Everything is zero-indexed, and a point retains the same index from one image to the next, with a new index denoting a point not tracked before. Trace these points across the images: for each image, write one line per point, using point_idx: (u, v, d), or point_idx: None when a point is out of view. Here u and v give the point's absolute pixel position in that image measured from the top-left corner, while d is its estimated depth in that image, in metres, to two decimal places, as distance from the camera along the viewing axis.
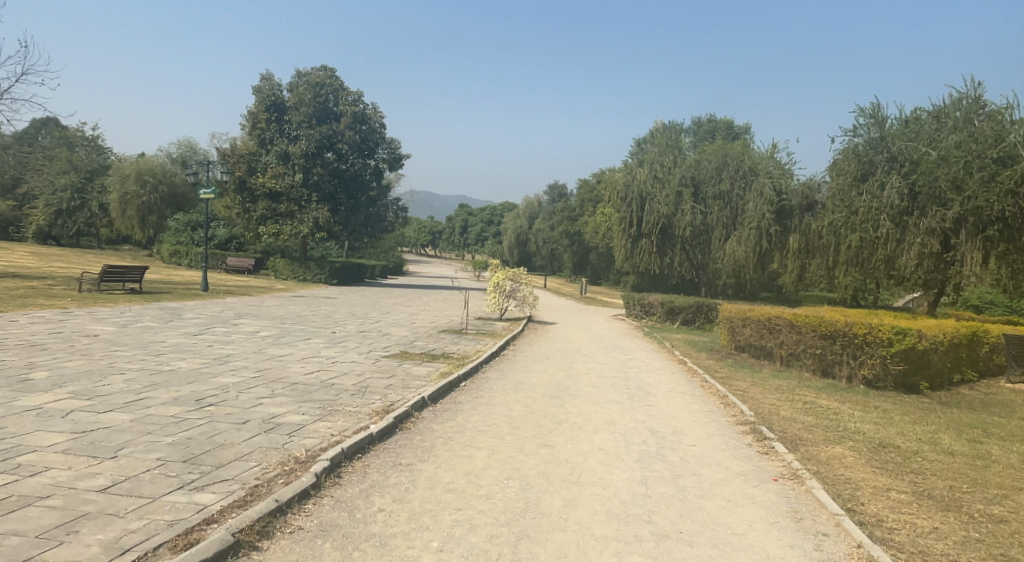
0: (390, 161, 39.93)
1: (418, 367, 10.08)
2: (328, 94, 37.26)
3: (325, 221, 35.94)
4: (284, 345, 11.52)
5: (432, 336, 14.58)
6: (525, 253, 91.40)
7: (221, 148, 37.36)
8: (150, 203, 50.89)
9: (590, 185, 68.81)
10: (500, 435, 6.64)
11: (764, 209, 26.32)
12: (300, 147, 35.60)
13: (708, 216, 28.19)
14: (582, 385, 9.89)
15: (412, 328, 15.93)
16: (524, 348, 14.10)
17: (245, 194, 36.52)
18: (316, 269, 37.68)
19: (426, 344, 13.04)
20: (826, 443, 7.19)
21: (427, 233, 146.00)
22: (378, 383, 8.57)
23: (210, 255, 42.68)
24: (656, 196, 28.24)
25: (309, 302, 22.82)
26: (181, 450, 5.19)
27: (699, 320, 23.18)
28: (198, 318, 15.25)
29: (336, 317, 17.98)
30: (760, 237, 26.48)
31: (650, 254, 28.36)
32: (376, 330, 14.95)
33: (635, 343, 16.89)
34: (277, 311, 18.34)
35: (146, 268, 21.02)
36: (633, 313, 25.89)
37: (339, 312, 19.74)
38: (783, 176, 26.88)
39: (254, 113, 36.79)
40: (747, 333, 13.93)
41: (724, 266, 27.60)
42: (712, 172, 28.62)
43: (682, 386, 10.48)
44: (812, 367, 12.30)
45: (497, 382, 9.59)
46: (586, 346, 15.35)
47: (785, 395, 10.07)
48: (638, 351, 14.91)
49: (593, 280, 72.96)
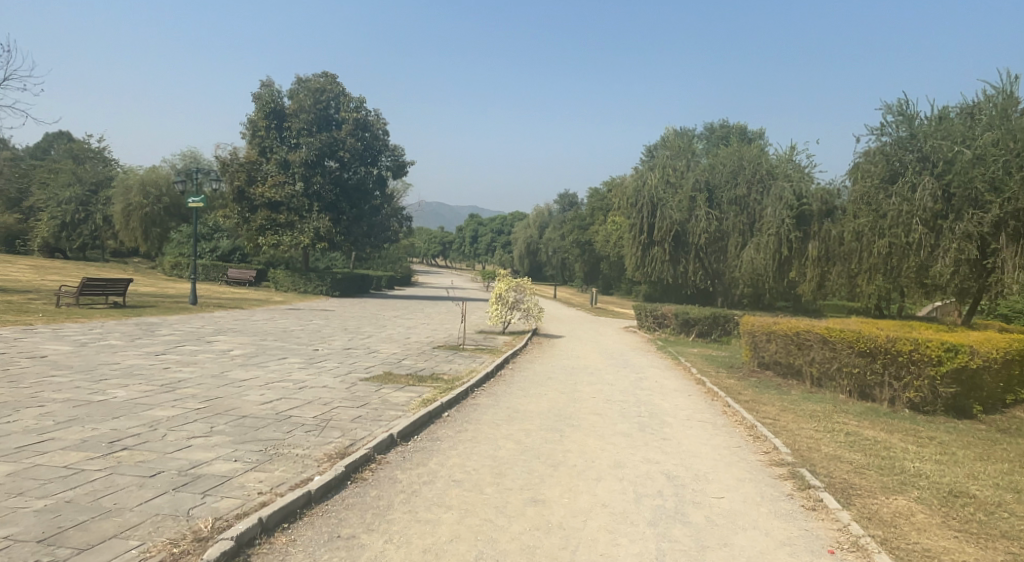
0: (393, 169, 38.93)
1: (397, 393, 8.78)
2: (329, 100, 36.29)
3: (325, 231, 34.92)
4: (253, 367, 10.27)
5: (423, 353, 13.28)
6: (535, 262, 90.14)
7: (220, 158, 36.50)
8: (154, 214, 50.20)
9: (600, 193, 67.66)
10: (478, 487, 5.30)
11: (783, 215, 24.86)
12: (300, 155, 34.81)
13: (724, 222, 26.69)
14: (586, 414, 8.53)
15: (403, 344, 14.64)
16: (524, 366, 12.80)
17: (244, 204, 35.54)
18: (317, 280, 36.56)
19: (413, 364, 11.75)
20: (886, 493, 5.80)
21: (437, 244, 145.35)
22: (345, 415, 7.28)
23: (212, 267, 41.75)
24: (669, 202, 26.89)
25: (303, 315, 21.62)
26: (46, 520, 3.91)
27: (715, 332, 21.76)
28: (171, 334, 14.07)
29: (325, 332, 16.73)
30: (780, 244, 25.03)
31: (663, 262, 27.04)
32: (364, 347, 13.69)
33: (647, 358, 15.50)
34: (262, 326, 17.13)
35: (130, 280, 19.98)
36: (644, 325, 24.52)
37: (331, 325, 18.51)
38: (802, 180, 25.47)
39: (253, 120, 35.91)
40: (771, 350, 12.56)
41: (741, 275, 26.13)
42: (728, 176, 27.14)
43: (702, 412, 9.10)
44: (848, 388, 10.89)
45: (487, 411, 8.26)
46: (594, 363, 13.99)
47: (823, 425, 8.66)
48: (651, 369, 13.53)
49: (604, 290, 71.66)
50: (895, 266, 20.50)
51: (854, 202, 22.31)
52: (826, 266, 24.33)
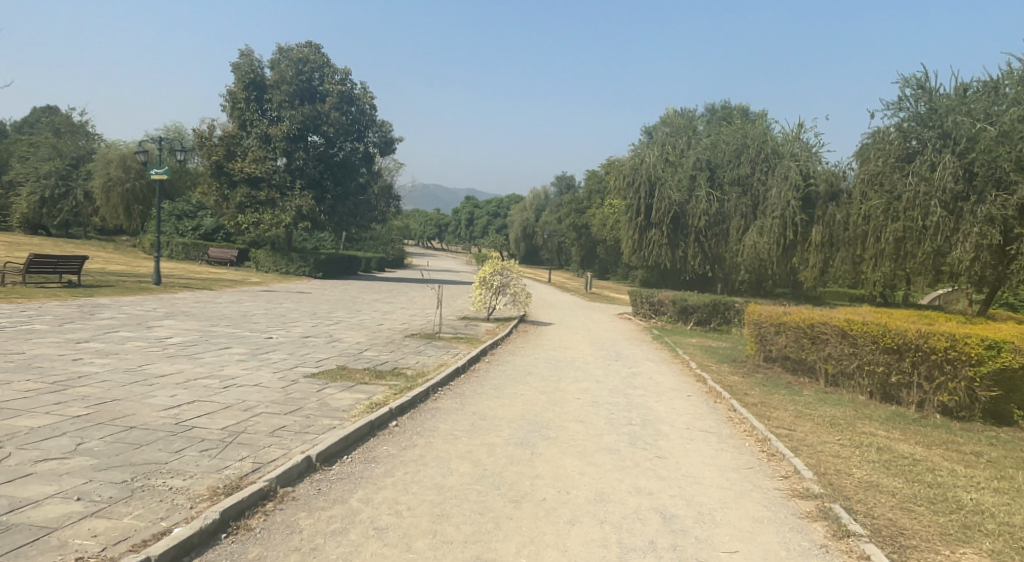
0: (381, 145, 37.32)
1: (344, 394, 7.36)
2: (312, 72, 34.52)
3: (308, 209, 33.28)
4: (183, 359, 8.82)
5: (391, 343, 11.86)
6: (530, 246, 88.65)
7: (199, 131, 34.77)
8: (134, 189, 48.50)
9: (598, 175, 66.08)
10: (406, 540, 3.89)
11: (788, 196, 23.38)
12: (281, 128, 33.09)
13: (725, 204, 25.13)
14: (566, 422, 7.13)
15: (372, 332, 13.20)
16: (505, 359, 11.42)
17: (223, 179, 33.87)
18: (300, 261, 35.05)
19: (376, 356, 10.33)
20: (949, 543, 4.41)
21: (433, 226, 143.69)
22: (265, 426, 5.85)
23: (192, 246, 40.16)
24: (667, 181, 25.26)
25: (275, 298, 20.15)
26: None
27: (714, 321, 20.51)
28: (112, 317, 12.59)
29: (291, 317, 15.28)
30: (784, 228, 23.58)
31: (661, 246, 25.43)
32: (326, 335, 12.24)
33: (642, 350, 14.10)
34: (223, 309, 15.66)
35: (86, 257, 18.47)
36: (640, 313, 23.12)
37: (300, 309, 17.07)
38: (810, 159, 24.00)
39: (233, 92, 34.08)
40: (779, 343, 11.21)
41: (742, 260, 24.61)
42: (730, 155, 25.57)
43: (703, 419, 7.73)
44: (868, 389, 9.53)
45: (447, 419, 6.84)
46: (582, 356, 12.60)
47: (848, 436, 7.27)
48: (645, 363, 12.14)
49: (600, 274, 70.30)
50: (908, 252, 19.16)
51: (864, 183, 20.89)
52: (831, 251, 22.98)
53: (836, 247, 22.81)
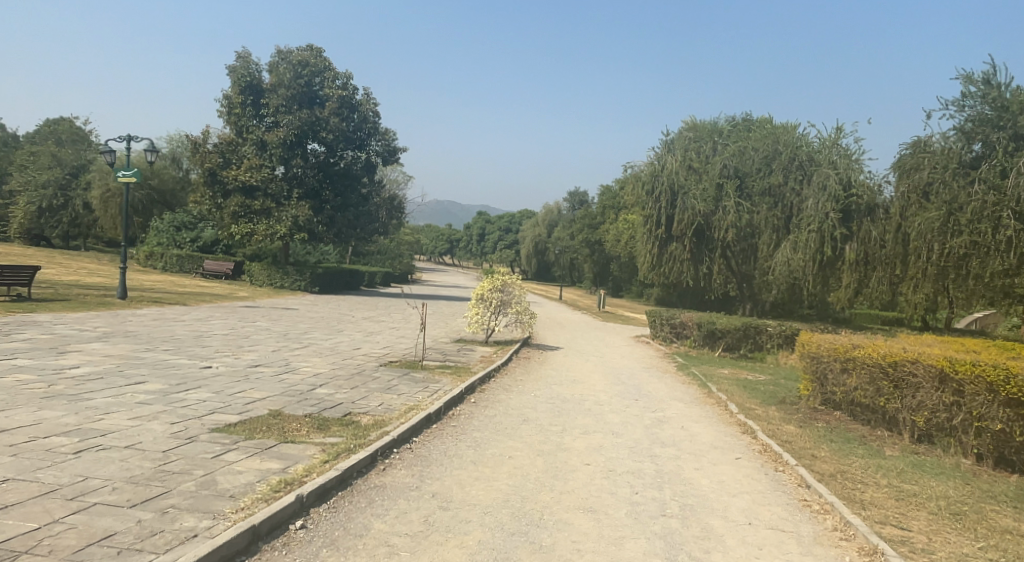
0: (384, 154, 35.31)
1: (248, 464, 5.09)
2: (312, 75, 32.58)
3: (304, 220, 31.35)
4: (60, 401, 6.59)
5: (359, 375, 9.63)
6: (543, 262, 86.39)
7: (193, 137, 32.97)
8: (132, 201, 46.71)
9: (612, 191, 63.97)
10: None
11: (826, 207, 20.96)
12: (277, 134, 31.18)
13: (755, 216, 22.66)
14: (570, 514, 4.79)
15: (341, 360, 10.95)
16: (499, 397, 9.14)
17: (216, 188, 32.01)
18: (295, 274, 33.03)
19: (332, 394, 8.10)
20: None
21: (445, 242, 141.74)
22: (74, 539, 3.58)
23: (187, 258, 38.35)
24: (692, 190, 22.62)
25: (250, 315, 17.96)
26: None
27: (745, 347, 18.34)
28: (29, 340, 10.46)
29: (254, 338, 13.09)
30: (822, 243, 21.11)
31: (683, 261, 22.89)
32: (282, 364, 10.04)
33: (666, 385, 11.73)
34: (179, 329, 13.52)
35: (38, 269, 16.44)
36: (660, 335, 20.83)
37: (271, 329, 14.92)
38: (850, 168, 21.49)
39: (229, 97, 32.30)
40: (848, 385, 8.85)
41: (773, 279, 22.18)
42: (760, 164, 23.20)
43: (768, 507, 5.38)
44: (978, 452, 7.11)
45: (389, 512, 4.54)
46: (595, 393, 10.31)
47: (990, 539, 4.90)
48: (673, 405, 9.78)
49: (614, 292, 67.77)
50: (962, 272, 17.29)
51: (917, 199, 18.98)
52: (871, 270, 20.74)
53: (875, 266, 20.64)
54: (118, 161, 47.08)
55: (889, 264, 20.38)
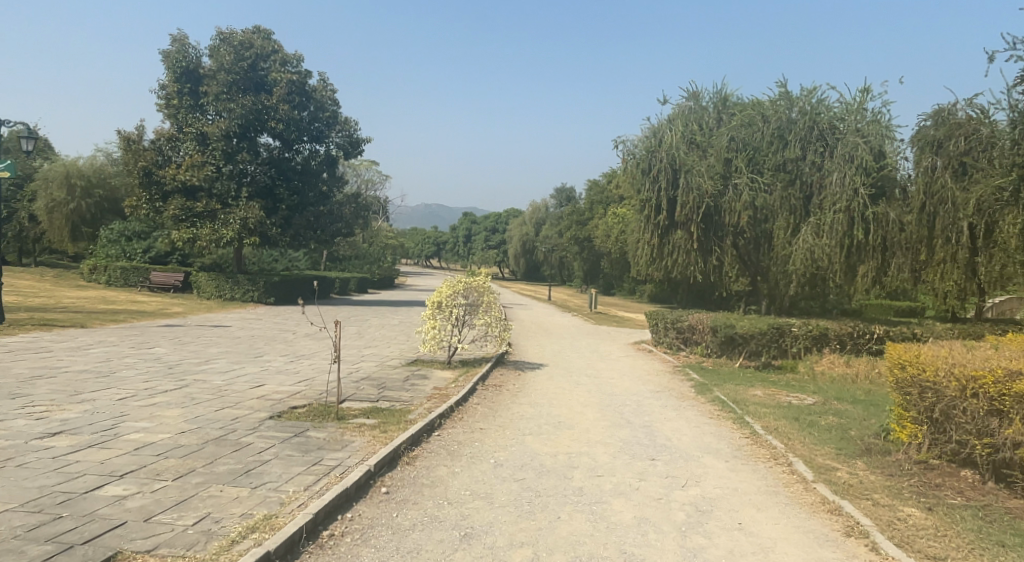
0: (346, 146, 31.98)
1: None
2: (257, 58, 28.95)
3: (255, 221, 27.65)
4: None
5: (214, 442, 6.08)
6: (531, 262, 82.80)
7: (126, 134, 29.11)
8: (81, 210, 42.49)
9: (600, 185, 60.84)
10: None
11: (856, 182, 17.76)
12: (219, 125, 27.48)
13: (769, 196, 19.11)
14: None
15: (213, 411, 7.40)
16: (436, 476, 5.58)
17: (154, 190, 28.13)
18: (247, 283, 29.35)
19: (122, 503, 4.47)
20: None
21: (431, 245, 137.62)
22: None
23: (133, 270, 34.48)
24: (696, 167, 18.97)
25: (157, 340, 14.24)
26: None
27: (769, 353, 15.15)
28: None
29: (119, 375, 9.52)
30: (851, 225, 18.00)
31: (689, 251, 19.28)
32: (107, 428, 6.42)
33: (689, 425, 8.24)
34: (22, 366, 9.89)
35: None
36: (665, 341, 17.59)
37: (162, 359, 11.32)
38: (878, 134, 18.16)
39: (165, 87, 28.59)
40: (1006, 437, 5.52)
41: (793, 269, 18.64)
42: (770, 137, 19.34)
43: None
44: None
45: None
46: (589, 450, 6.79)
47: None
48: (711, 470, 6.26)
49: (606, 290, 64.57)
50: (992, 251, 17.21)
51: (949, 174, 18.01)
52: (889, 255, 18.26)
53: (893, 251, 18.20)
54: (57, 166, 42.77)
55: (907, 249, 18.15)
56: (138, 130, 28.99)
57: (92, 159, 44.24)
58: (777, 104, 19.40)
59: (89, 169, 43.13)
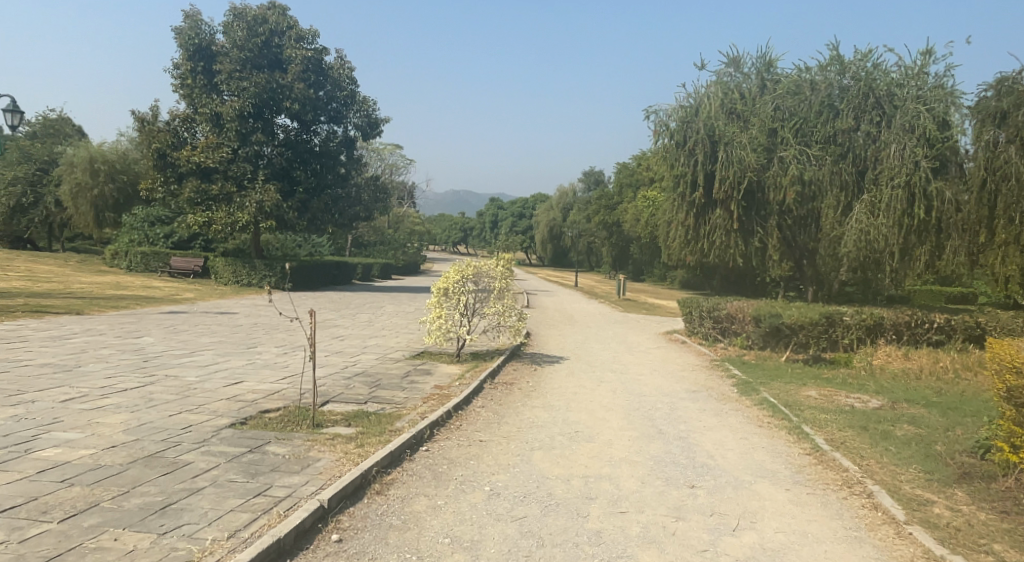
0: (364, 127, 30.98)
1: None
2: (271, 34, 27.91)
3: (271, 204, 26.69)
4: None
5: (144, 463, 4.90)
6: (558, 247, 81.27)
7: (140, 115, 28.25)
8: (105, 195, 42.23)
9: (629, 168, 58.94)
10: None
11: (917, 155, 16.07)
12: (232, 105, 26.47)
13: (819, 173, 17.38)
14: None
15: (165, 418, 6.25)
16: (410, 513, 4.30)
17: (168, 172, 27.28)
18: (264, 269, 28.53)
19: None
20: None
21: (458, 231, 136.71)
22: None
23: (153, 255, 34.03)
24: (738, 140, 17.29)
25: (149, 328, 13.24)
26: None
27: (817, 345, 13.61)
28: None
29: (82, 371, 8.45)
30: (911, 202, 16.39)
31: (728, 233, 17.65)
32: (24, 439, 5.29)
33: (734, 436, 6.86)
34: None
35: None
36: (700, 332, 16.13)
37: (142, 351, 10.27)
38: (943, 101, 16.26)
39: (178, 66, 27.67)
40: None
41: (845, 253, 17.01)
42: (819, 106, 17.55)
43: None
44: None
45: None
46: (611, 472, 5.46)
47: None
48: (768, 503, 4.88)
49: (635, 276, 62.84)
50: None
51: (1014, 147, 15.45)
52: (943, 237, 16.59)
53: (947, 232, 16.52)
54: (81, 150, 42.43)
55: (966, 230, 16.31)
56: (152, 111, 28.11)
57: (116, 144, 43.88)
58: (827, 71, 17.60)
59: (112, 154, 42.75)
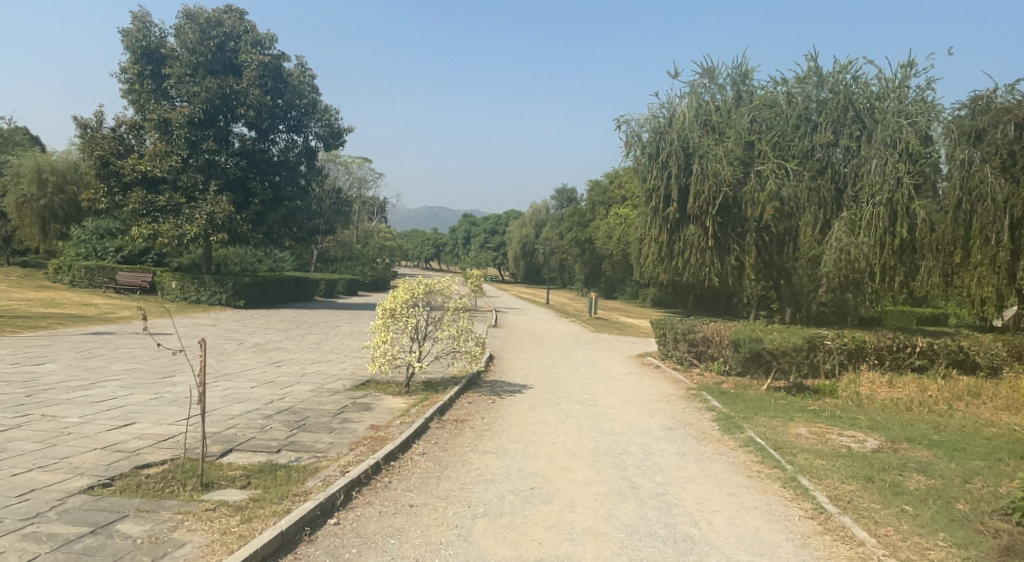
0: (325, 136, 29.65)
1: None
2: (226, 39, 26.54)
3: (223, 217, 25.12)
4: None
5: None
6: (531, 264, 80.26)
7: (83, 120, 26.47)
8: (53, 206, 40.08)
9: (602, 185, 58.25)
10: None
11: (899, 171, 15.38)
12: (182, 111, 24.92)
13: (797, 188, 16.56)
14: None
15: (2, 479, 4.87)
16: None
17: (112, 182, 25.52)
18: (215, 285, 26.84)
19: None
20: None
21: (430, 247, 135.10)
22: None
23: (98, 270, 32.00)
24: (713, 152, 16.42)
25: (59, 352, 11.66)
26: None
27: (800, 371, 12.62)
28: None
29: None
30: (893, 220, 15.70)
31: (703, 251, 16.73)
32: None
33: (721, 493, 5.70)
34: None
35: None
36: (675, 355, 15.12)
37: (33, 381, 8.80)
38: (924, 115, 15.60)
39: (125, 70, 26.06)
40: None
41: (825, 273, 16.22)
42: (796, 119, 16.86)
43: None
44: None
45: None
46: (570, 552, 4.25)
47: None
48: None
49: (608, 294, 62.02)
50: None
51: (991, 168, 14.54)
52: (918, 257, 15.86)
53: (922, 252, 15.74)
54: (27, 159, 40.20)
55: (941, 250, 15.47)
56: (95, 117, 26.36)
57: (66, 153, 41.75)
58: (805, 83, 16.93)
59: (61, 163, 40.63)
